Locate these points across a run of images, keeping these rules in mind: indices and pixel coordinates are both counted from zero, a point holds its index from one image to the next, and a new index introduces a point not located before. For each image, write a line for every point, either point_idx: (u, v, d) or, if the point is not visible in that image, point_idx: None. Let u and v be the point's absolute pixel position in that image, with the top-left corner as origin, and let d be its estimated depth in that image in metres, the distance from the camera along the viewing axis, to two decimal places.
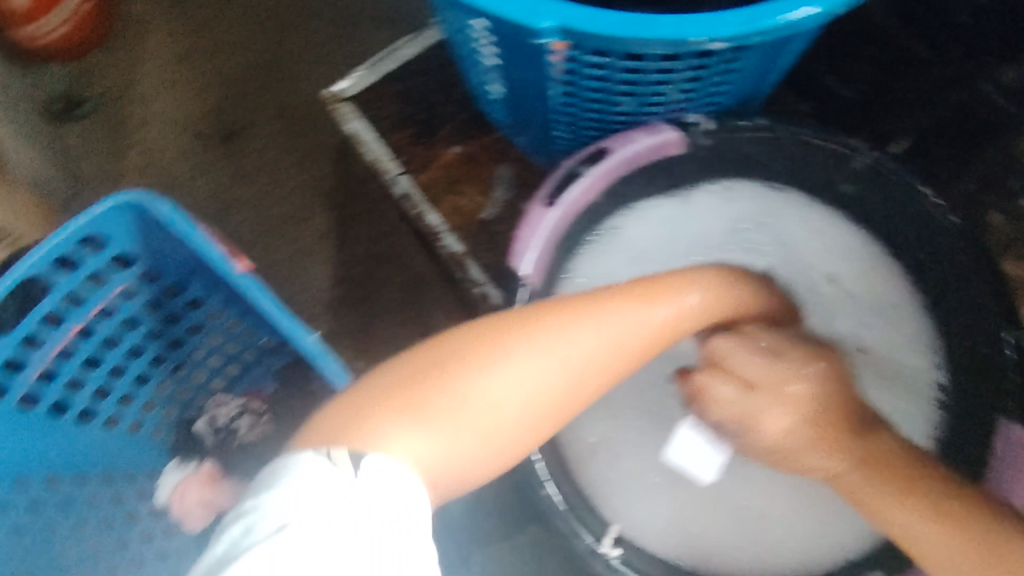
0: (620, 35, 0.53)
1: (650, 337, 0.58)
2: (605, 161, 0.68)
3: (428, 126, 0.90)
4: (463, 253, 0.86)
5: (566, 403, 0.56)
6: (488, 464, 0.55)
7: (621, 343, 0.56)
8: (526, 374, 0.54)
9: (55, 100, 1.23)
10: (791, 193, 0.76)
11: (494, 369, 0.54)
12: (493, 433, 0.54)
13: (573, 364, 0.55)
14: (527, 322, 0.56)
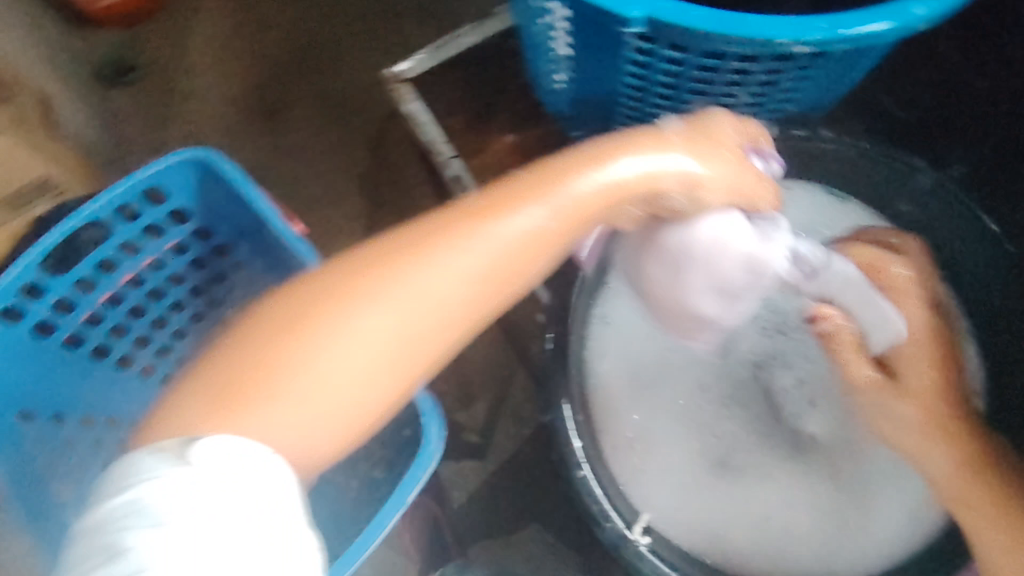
0: (702, 30, 0.51)
1: (516, 245, 0.50)
2: None
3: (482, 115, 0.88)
4: None
5: (441, 331, 0.49)
6: (346, 431, 0.48)
7: (477, 269, 0.49)
8: (392, 324, 0.48)
9: (108, 65, 1.23)
10: (850, 201, 0.71)
11: (340, 332, 0.47)
12: (361, 391, 0.47)
13: (438, 300, 0.49)
14: (324, 291, 0.48)
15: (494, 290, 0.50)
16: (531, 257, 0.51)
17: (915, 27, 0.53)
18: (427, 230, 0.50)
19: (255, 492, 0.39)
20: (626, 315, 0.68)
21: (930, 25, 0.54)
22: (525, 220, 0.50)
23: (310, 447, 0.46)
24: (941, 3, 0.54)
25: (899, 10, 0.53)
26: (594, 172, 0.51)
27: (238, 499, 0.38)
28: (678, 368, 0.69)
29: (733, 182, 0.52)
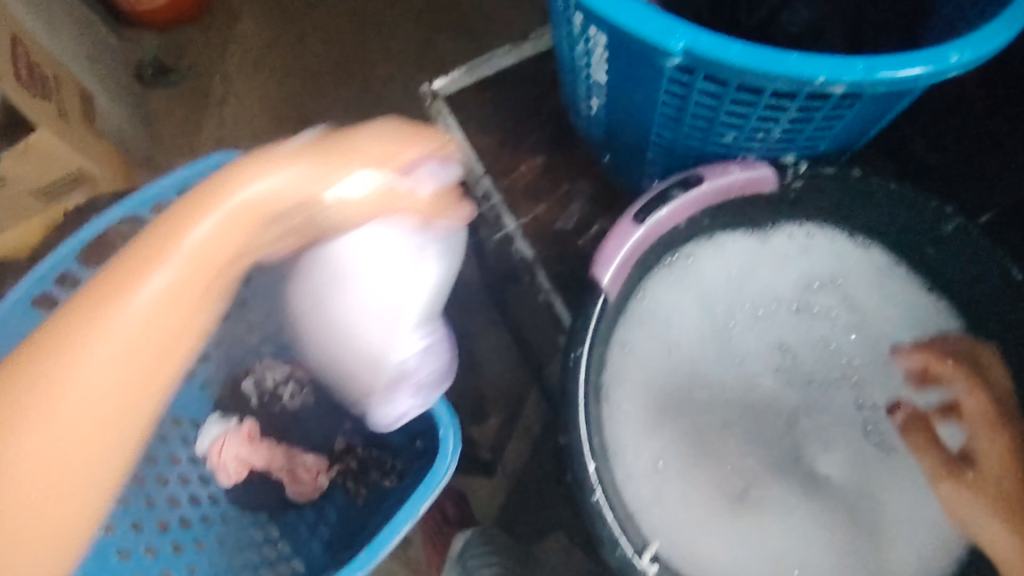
0: (739, 65, 0.52)
1: (202, 266, 0.45)
2: (696, 188, 0.65)
3: (510, 135, 0.89)
4: (532, 259, 0.84)
5: (134, 386, 0.45)
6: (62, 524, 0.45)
7: (140, 316, 0.44)
8: (58, 391, 0.43)
9: (146, 65, 1.25)
10: (871, 252, 0.72)
11: (53, 412, 0.43)
12: (105, 452, 0.45)
13: (93, 381, 0.43)
14: (64, 343, 0.43)
15: (157, 321, 0.44)
16: (203, 265, 0.45)
17: (950, 72, 0.54)
18: (133, 258, 0.44)
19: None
20: (648, 347, 0.68)
21: (965, 72, 0.55)
22: (175, 261, 0.44)
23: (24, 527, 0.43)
24: (978, 51, 0.54)
25: (935, 56, 0.53)
26: (269, 171, 0.45)
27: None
28: (696, 401, 0.70)
29: (389, 196, 0.50)
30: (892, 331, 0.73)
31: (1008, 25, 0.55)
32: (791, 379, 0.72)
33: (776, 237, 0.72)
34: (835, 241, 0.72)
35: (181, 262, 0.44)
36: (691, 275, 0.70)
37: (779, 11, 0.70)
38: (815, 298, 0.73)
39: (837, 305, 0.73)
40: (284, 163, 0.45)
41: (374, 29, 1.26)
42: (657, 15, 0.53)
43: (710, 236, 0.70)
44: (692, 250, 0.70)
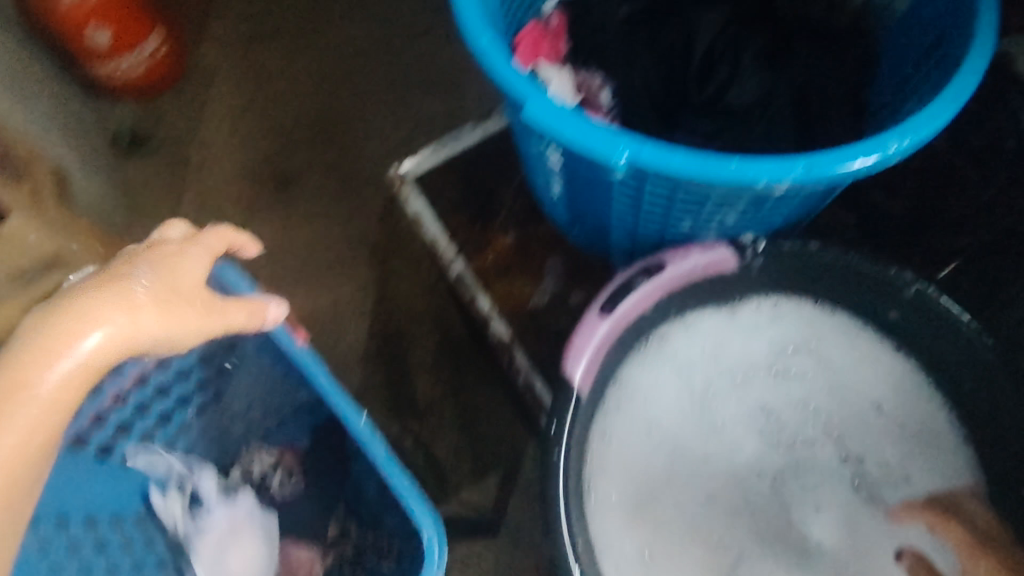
0: (680, 172, 0.53)
1: (56, 415, 0.48)
2: (660, 275, 0.67)
3: (483, 213, 0.90)
4: (508, 338, 0.84)
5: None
6: None
7: (28, 437, 0.47)
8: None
9: (122, 135, 1.27)
10: (838, 314, 0.73)
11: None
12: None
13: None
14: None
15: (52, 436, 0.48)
16: (55, 409, 0.47)
17: (888, 160, 0.55)
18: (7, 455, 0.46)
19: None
20: (627, 431, 0.69)
21: (905, 157, 0.56)
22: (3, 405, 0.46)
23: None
24: (915, 137, 0.55)
25: (873, 145, 0.55)
26: (116, 304, 0.48)
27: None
28: (681, 479, 0.70)
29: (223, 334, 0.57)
30: (869, 391, 0.73)
31: (941, 108, 0.57)
32: (775, 448, 0.72)
33: (744, 309, 0.73)
34: (802, 308, 0.73)
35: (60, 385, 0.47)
36: (664, 354, 0.71)
37: (725, 89, 0.77)
38: (789, 362, 0.73)
39: (811, 370, 0.73)
40: (131, 287, 0.49)
41: (342, 101, 1.28)
42: (604, 130, 0.54)
43: (680, 317, 0.71)
44: (664, 329, 0.71)
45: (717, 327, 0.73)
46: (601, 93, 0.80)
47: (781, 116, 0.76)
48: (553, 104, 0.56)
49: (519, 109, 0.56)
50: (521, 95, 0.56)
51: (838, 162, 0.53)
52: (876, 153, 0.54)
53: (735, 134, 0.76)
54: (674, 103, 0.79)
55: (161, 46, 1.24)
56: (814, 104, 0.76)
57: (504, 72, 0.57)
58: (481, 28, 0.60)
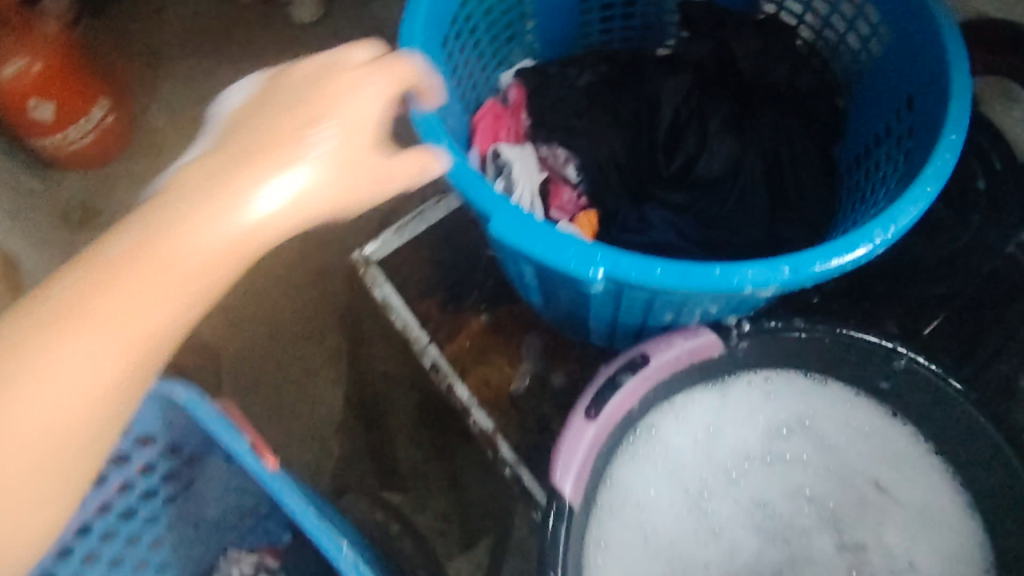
0: (659, 286, 0.50)
1: (307, 209, 0.46)
2: (644, 369, 0.64)
3: (455, 293, 0.86)
4: (493, 431, 0.79)
5: (154, 324, 0.45)
6: (91, 395, 0.45)
7: (249, 246, 0.45)
8: (96, 315, 0.44)
9: (72, 208, 1.22)
10: (833, 386, 0.70)
11: (36, 377, 0.43)
12: (92, 409, 0.45)
13: (123, 311, 0.44)
14: (99, 286, 0.44)
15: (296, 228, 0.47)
16: (282, 237, 0.47)
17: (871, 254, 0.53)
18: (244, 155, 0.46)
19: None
20: (625, 535, 0.66)
21: (886, 248, 0.54)
22: (293, 175, 0.46)
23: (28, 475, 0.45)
24: (894, 227, 0.53)
25: (850, 240, 0.53)
26: (373, 86, 0.48)
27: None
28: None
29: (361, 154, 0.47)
30: (866, 466, 0.71)
31: (922, 191, 0.55)
32: (773, 539, 0.70)
33: (735, 387, 0.69)
34: (794, 382, 0.70)
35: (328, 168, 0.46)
36: (656, 447, 0.68)
37: (695, 158, 0.75)
38: (783, 448, 0.71)
39: (805, 450, 0.71)
40: (403, 75, 0.49)
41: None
42: (577, 242, 0.51)
43: (669, 400, 0.68)
44: (654, 419, 0.67)
45: (709, 410, 0.69)
46: (567, 166, 0.77)
47: (753, 184, 0.74)
48: (521, 217, 0.52)
49: (485, 224, 0.53)
50: (486, 209, 0.53)
51: (817, 260, 0.52)
52: (854, 246, 0.53)
53: (708, 205, 0.74)
54: (643, 175, 0.77)
55: (107, 114, 1.21)
56: (784, 169, 0.74)
57: (467, 183, 0.54)
58: (438, 132, 0.56)
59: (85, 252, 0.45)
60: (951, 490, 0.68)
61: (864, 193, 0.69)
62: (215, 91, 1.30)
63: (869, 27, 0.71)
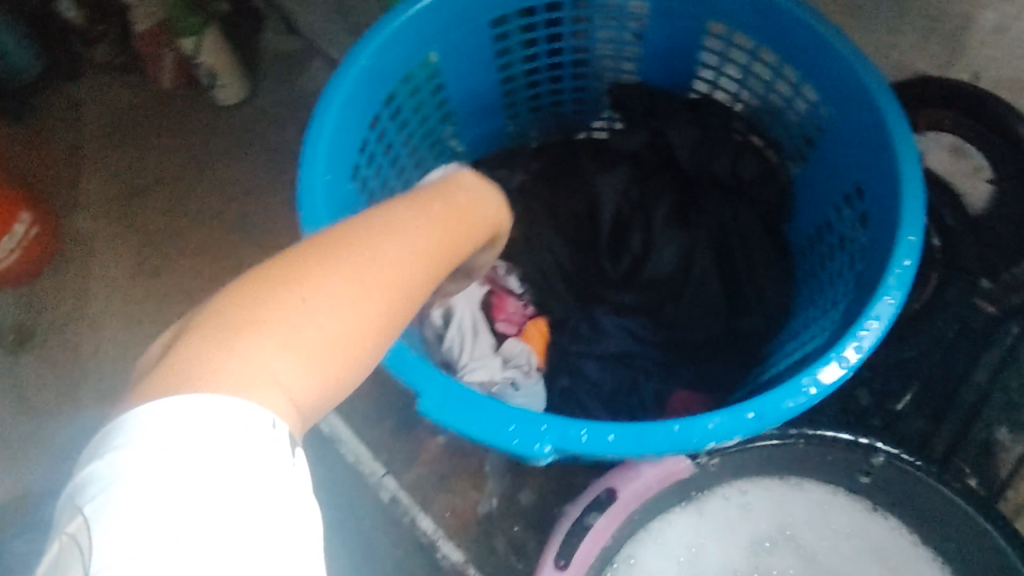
0: (614, 453, 0.47)
1: (462, 222, 0.56)
2: (614, 508, 0.60)
3: (410, 414, 0.82)
4: (464, 562, 0.75)
5: (413, 260, 0.46)
6: (348, 358, 0.38)
7: (443, 241, 0.50)
8: (361, 253, 0.42)
9: (4, 331, 1.13)
10: (810, 486, 0.66)
11: (314, 287, 0.38)
12: (371, 326, 0.40)
13: (392, 252, 0.44)
14: (322, 249, 0.42)
15: (457, 255, 0.54)
16: (458, 246, 0.53)
17: (838, 382, 0.50)
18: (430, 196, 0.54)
19: (229, 450, 0.30)
20: None
21: (854, 372, 0.51)
22: (451, 199, 0.56)
23: (305, 408, 0.36)
24: (859, 351, 0.51)
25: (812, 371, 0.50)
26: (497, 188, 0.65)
27: (198, 438, 0.30)
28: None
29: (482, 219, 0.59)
30: (858, 571, 0.65)
31: (882, 303, 0.53)
32: None
33: (709, 503, 0.66)
34: (769, 488, 0.66)
35: (461, 203, 0.57)
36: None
37: (643, 259, 0.73)
38: (768, 562, 0.65)
39: (792, 565, 0.65)
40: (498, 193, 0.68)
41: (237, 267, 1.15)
42: (522, 413, 0.47)
43: (642, 529, 0.64)
44: (630, 549, 0.63)
45: (685, 532, 0.65)
46: (509, 277, 0.74)
47: (706, 278, 0.72)
48: (457, 390, 0.48)
49: (414, 401, 0.48)
50: (414, 383, 0.48)
51: (778, 397, 0.49)
52: (813, 374, 0.50)
53: (660, 305, 0.72)
54: (590, 279, 0.74)
55: (31, 227, 1.12)
56: (736, 256, 0.73)
57: (390, 354, 0.49)
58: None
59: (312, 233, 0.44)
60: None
61: (818, 286, 0.69)
62: (140, 186, 1.23)
63: (809, 106, 0.70)
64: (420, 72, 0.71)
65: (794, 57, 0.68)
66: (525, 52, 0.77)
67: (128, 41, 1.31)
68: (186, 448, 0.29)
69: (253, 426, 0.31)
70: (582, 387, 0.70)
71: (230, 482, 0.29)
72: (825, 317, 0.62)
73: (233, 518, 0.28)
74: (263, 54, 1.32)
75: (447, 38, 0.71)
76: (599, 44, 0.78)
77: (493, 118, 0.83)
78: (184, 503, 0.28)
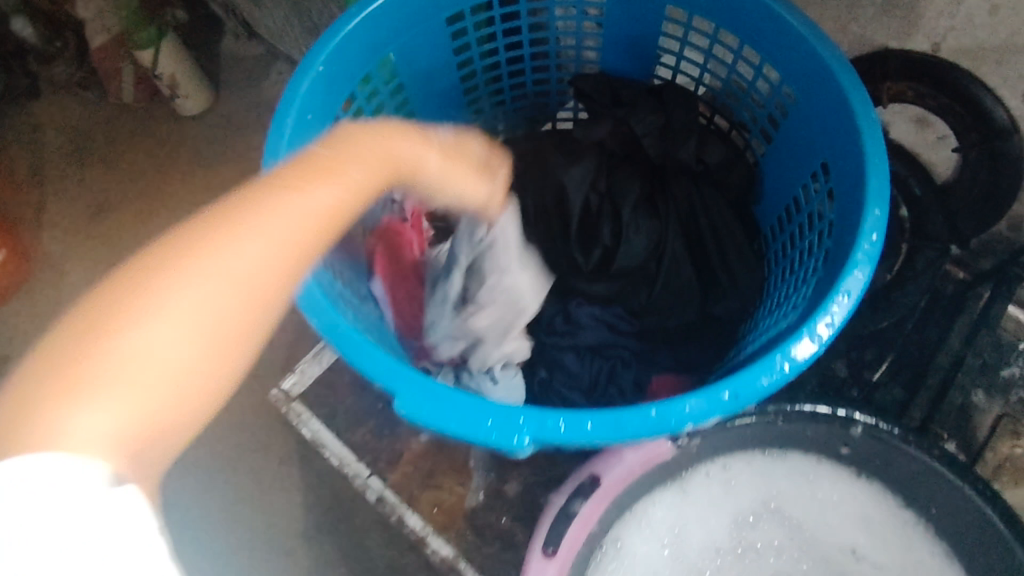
0: (592, 441, 0.47)
1: (375, 167, 0.51)
2: (597, 493, 0.60)
3: (392, 414, 0.82)
4: (454, 556, 0.76)
5: (281, 253, 0.43)
6: (183, 392, 0.38)
7: (331, 204, 0.46)
8: (205, 267, 0.40)
9: None
10: (790, 459, 0.67)
11: (140, 318, 0.38)
12: (228, 351, 0.40)
13: (253, 256, 0.42)
14: (165, 253, 0.40)
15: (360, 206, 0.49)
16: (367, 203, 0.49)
17: (811, 358, 0.51)
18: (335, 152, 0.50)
19: (74, 495, 0.31)
20: None
21: (826, 348, 0.52)
22: (371, 155, 0.51)
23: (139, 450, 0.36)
24: (830, 326, 0.51)
25: (781, 350, 0.50)
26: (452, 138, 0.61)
27: (29, 493, 0.31)
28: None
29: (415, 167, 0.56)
30: (841, 534, 0.66)
31: (852, 277, 0.53)
32: None
33: (694, 481, 0.67)
34: (751, 463, 0.67)
35: (376, 150, 0.51)
36: (626, 562, 0.64)
37: (614, 248, 0.71)
38: (754, 535, 0.66)
39: (778, 537, 0.66)
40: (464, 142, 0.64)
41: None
42: (498, 407, 0.48)
43: (629, 511, 0.65)
44: (617, 531, 0.64)
45: (670, 511, 0.66)
46: None
47: (678, 262, 0.72)
48: (433, 388, 0.48)
49: (390, 403, 0.48)
50: (389, 386, 0.49)
51: (752, 373, 0.49)
52: (785, 348, 0.51)
53: (636, 292, 0.72)
54: (562, 272, 0.73)
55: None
56: (706, 238, 0.73)
57: (364, 361, 0.49)
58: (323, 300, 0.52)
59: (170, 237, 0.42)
60: (929, 543, 0.64)
61: (790, 264, 0.69)
62: (107, 202, 1.21)
63: (771, 88, 0.71)
64: (377, 75, 0.71)
65: (754, 41, 0.68)
66: (485, 48, 0.77)
67: (85, 57, 1.30)
68: (24, 504, 0.30)
69: (77, 478, 0.32)
70: (559, 377, 0.71)
71: (68, 523, 0.30)
72: (795, 294, 0.63)
73: (96, 545, 0.30)
74: (222, 64, 1.31)
75: (404, 39, 0.71)
76: (559, 36, 0.78)
77: (455, 116, 0.83)
78: (32, 549, 0.29)
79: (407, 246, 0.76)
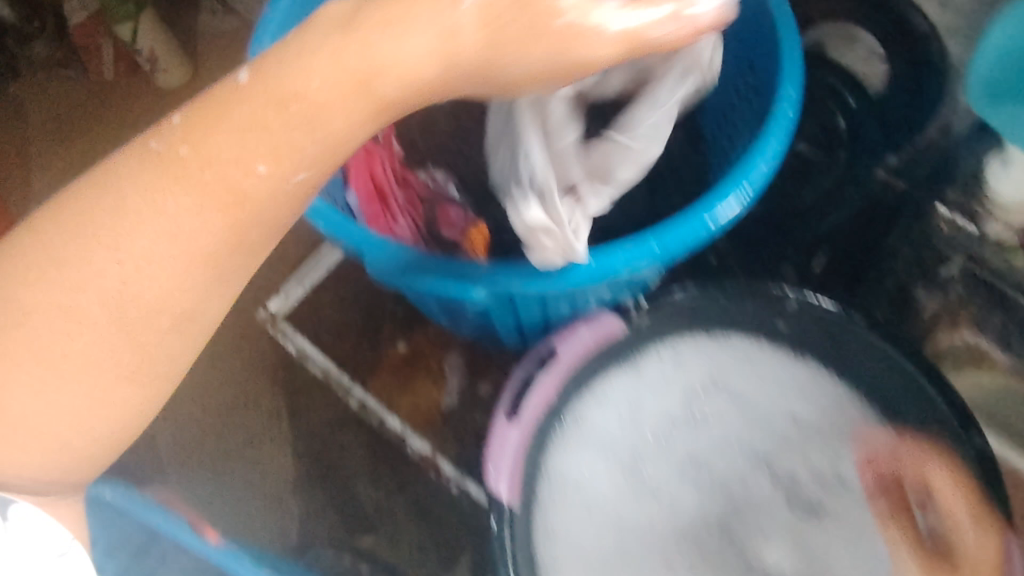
0: None
1: (300, 107, 0.47)
2: (555, 366, 0.67)
3: (369, 330, 0.87)
4: (431, 453, 0.83)
5: (164, 271, 0.49)
6: (73, 386, 0.52)
7: (209, 177, 0.48)
8: (82, 275, 0.49)
9: None
10: (735, 338, 0.72)
11: (38, 318, 0.50)
12: (92, 367, 0.51)
13: (116, 283, 0.49)
14: (59, 252, 0.49)
15: (292, 140, 0.47)
16: (283, 187, 0.49)
17: (728, 219, 0.59)
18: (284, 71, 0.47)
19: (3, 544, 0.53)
20: (567, 520, 0.67)
21: (745, 209, 0.59)
22: (303, 92, 0.47)
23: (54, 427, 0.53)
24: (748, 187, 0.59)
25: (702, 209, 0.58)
26: None
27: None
28: (638, 552, 0.66)
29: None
30: (786, 402, 0.70)
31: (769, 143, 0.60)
32: (714, 497, 0.68)
33: (647, 365, 0.71)
34: (699, 344, 0.72)
35: (330, 66, 0.47)
36: (583, 433, 0.69)
37: None
38: (704, 408, 0.71)
39: (726, 409, 0.71)
40: None
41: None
42: (465, 270, 0.62)
43: (588, 390, 0.70)
44: (577, 408, 0.69)
45: (626, 390, 0.71)
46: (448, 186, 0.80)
47: None
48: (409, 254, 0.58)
49: None
50: None
51: (678, 229, 0.58)
52: (708, 205, 0.59)
53: None
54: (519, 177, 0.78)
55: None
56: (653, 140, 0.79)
57: None
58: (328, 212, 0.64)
59: (70, 199, 0.51)
60: (863, 405, 0.69)
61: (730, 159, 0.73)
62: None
63: None
64: None
65: None
66: None
67: (63, 34, 1.34)
68: None
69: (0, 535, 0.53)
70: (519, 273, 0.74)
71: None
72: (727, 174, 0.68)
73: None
74: (198, 33, 1.36)
75: None
76: None
77: None
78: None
79: (376, 163, 0.78)
